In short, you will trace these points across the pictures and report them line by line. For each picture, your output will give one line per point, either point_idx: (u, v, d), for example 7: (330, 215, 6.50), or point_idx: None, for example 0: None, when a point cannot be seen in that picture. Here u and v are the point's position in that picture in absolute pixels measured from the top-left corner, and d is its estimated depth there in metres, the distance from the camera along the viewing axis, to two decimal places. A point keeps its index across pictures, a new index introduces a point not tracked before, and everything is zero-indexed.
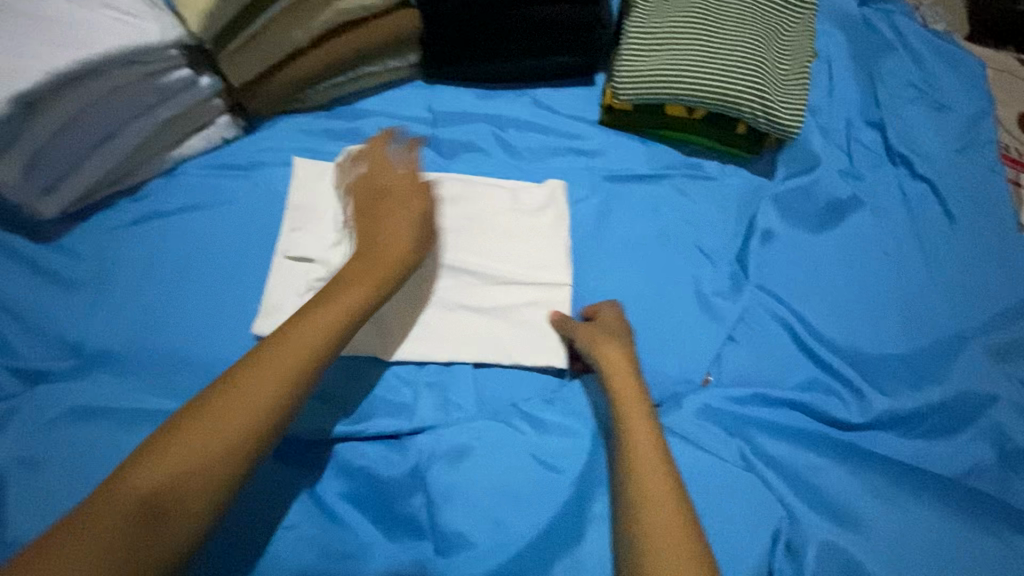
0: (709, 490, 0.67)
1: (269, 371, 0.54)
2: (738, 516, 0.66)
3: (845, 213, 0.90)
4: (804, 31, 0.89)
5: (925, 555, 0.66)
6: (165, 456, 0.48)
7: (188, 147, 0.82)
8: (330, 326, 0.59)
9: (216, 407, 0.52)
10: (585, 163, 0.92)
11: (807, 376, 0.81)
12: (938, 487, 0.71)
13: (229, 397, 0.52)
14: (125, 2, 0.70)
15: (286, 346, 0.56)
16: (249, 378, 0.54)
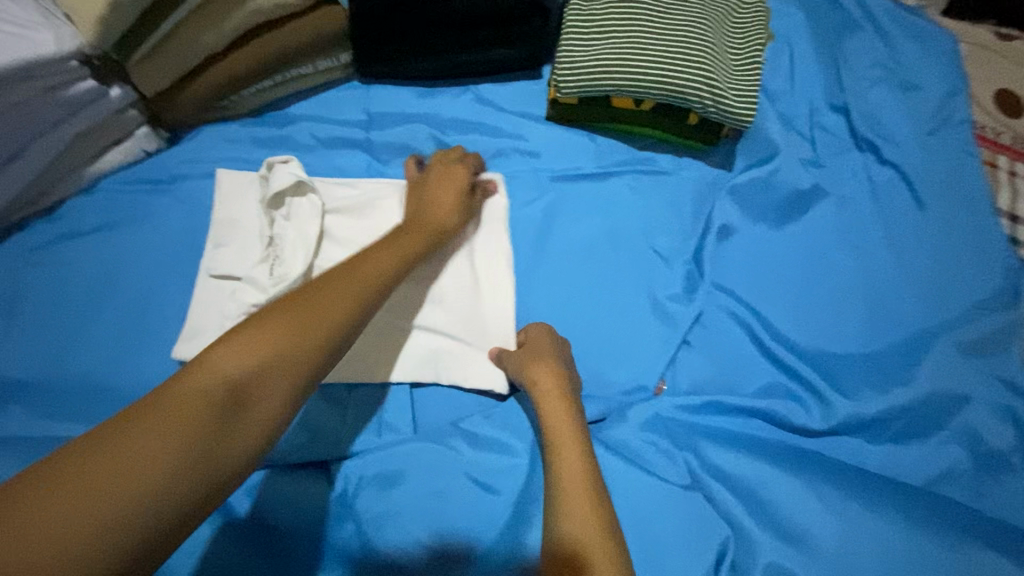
0: (651, 510, 0.63)
1: (297, 322, 0.51)
2: (683, 537, 0.62)
3: (807, 205, 0.85)
4: (756, 13, 0.84)
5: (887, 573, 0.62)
6: (189, 395, 0.45)
7: (107, 162, 0.78)
8: (359, 291, 0.57)
9: (243, 347, 0.48)
10: (530, 162, 0.87)
11: (765, 381, 0.77)
12: (901, 498, 0.66)
13: (255, 341, 0.49)
14: (19, 13, 0.65)
15: (297, 323, 0.51)
16: (240, 357, 0.48)
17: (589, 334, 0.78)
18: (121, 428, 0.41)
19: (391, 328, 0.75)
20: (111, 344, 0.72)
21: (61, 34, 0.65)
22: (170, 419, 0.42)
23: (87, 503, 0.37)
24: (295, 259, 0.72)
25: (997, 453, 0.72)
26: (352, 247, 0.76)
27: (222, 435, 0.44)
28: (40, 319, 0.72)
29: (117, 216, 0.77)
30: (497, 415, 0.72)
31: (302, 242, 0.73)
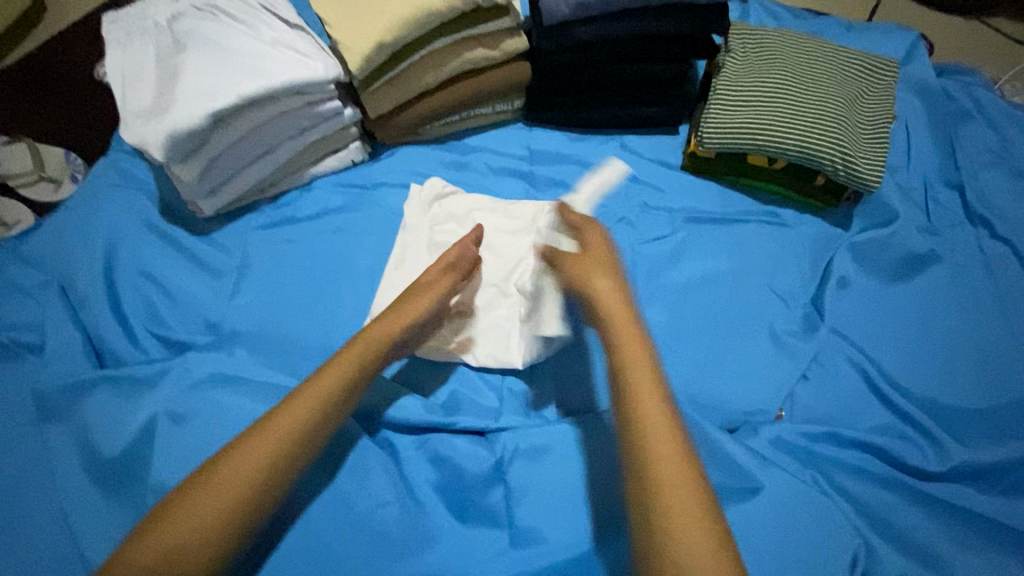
0: (786, 516, 0.68)
1: (287, 421, 0.61)
2: (815, 544, 0.67)
3: (921, 268, 0.93)
4: (886, 95, 0.95)
5: None
6: (230, 480, 0.57)
7: (323, 166, 0.95)
8: (327, 388, 0.65)
9: (266, 438, 0.60)
10: (666, 203, 0.99)
11: (881, 421, 0.82)
12: (1013, 540, 0.71)
13: (272, 431, 0.60)
14: (302, 45, 0.83)
15: (282, 428, 0.61)
16: (263, 451, 0.59)
17: (713, 356, 0.86)
18: (206, 479, 0.57)
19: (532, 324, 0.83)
20: (310, 311, 0.85)
21: (328, 62, 0.82)
22: (237, 475, 0.57)
23: (184, 528, 0.54)
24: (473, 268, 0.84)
25: None
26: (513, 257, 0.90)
27: (288, 472, 0.60)
28: (257, 283, 0.86)
29: (328, 212, 0.94)
30: None
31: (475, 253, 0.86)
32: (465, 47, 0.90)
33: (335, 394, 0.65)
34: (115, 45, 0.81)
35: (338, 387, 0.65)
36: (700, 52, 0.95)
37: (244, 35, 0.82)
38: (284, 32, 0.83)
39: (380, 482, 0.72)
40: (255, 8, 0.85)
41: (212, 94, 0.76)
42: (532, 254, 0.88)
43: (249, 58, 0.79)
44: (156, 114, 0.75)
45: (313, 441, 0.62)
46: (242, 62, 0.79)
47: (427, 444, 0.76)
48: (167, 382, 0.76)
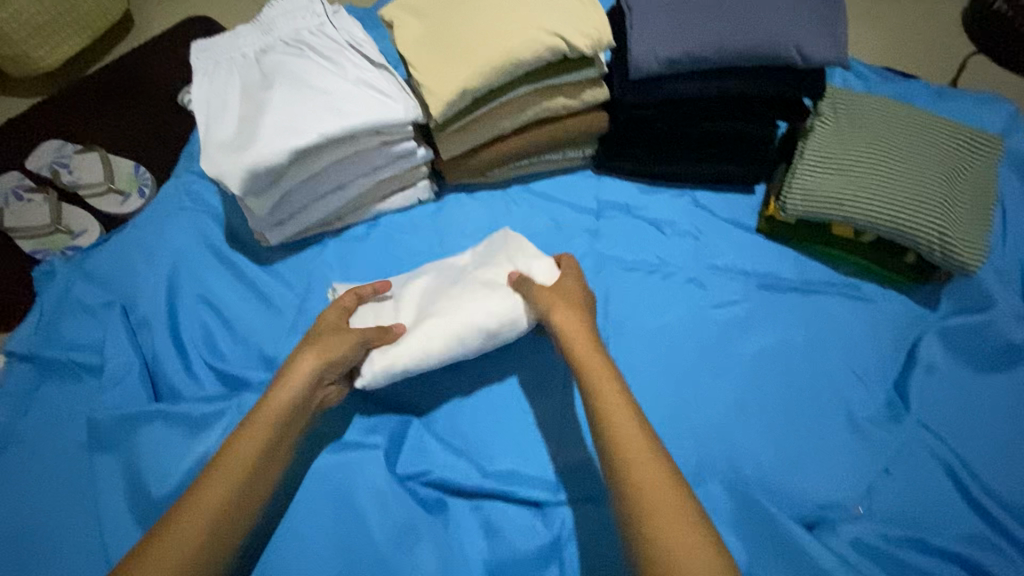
0: None
1: (222, 483, 0.59)
2: None
3: (1019, 359, 0.85)
4: (986, 173, 0.90)
5: None
6: (163, 553, 0.53)
7: (390, 203, 0.94)
8: (259, 442, 0.62)
9: (196, 502, 0.57)
10: (740, 267, 0.94)
11: (970, 528, 0.75)
12: None
13: (205, 494, 0.58)
14: (385, 85, 0.82)
15: (216, 491, 0.58)
16: (203, 515, 0.56)
17: (787, 440, 0.80)
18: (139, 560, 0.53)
19: (518, 324, 0.72)
20: None
21: (409, 105, 0.81)
22: (212, 497, 0.58)
23: None
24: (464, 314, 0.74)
25: None
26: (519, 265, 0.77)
27: (232, 534, 0.58)
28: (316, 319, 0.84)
29: (390, 252, 0.92)
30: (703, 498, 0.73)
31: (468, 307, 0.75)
32: (546, 95, 0.88)
33: (284, 414, 0.64)
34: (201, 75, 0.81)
35: (291, 400, 0.65)
36: (788, 115, 0.91)
37: (328, 73, 0.81)
38: (368, 71, 0.83)
39: (428, 548, 0.68)
40: (342, 45, 0.84)
41: (294, 130, 0.75)
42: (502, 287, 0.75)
43: (332, 97, 0.79)
44: (237, 149, 0.75)
45: (253, 496, 0.60)
46: (326, 100, 0.78)
47: (481, 510, 0.72)
48: (221, 421, 0.74)
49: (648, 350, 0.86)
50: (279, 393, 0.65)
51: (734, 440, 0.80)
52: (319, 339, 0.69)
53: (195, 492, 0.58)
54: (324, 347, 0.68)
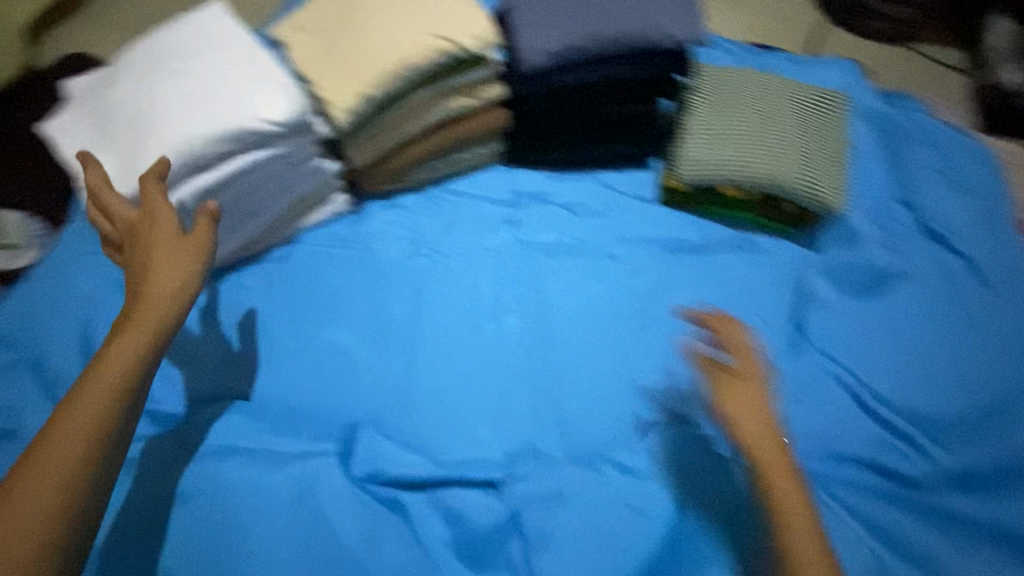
0: (801, 542, 0.67)
1: (64, 437, 0.52)
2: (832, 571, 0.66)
3: (891, 281, 0.98)
4: (837, 123, 1.04)
5: None
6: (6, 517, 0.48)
7: (309, 220, 0.94)
8: (104, 391, 0.54)
9: (42, 455, 0.51)
10: (649, 239, 1.02)
11: (873, 435, 0.84)
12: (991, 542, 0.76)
13: (47, 447, 0.51)
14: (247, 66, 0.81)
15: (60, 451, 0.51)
16: (58, 453, 0.51)
17: (710, 381, 0.87)
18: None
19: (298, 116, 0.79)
20: (303, 372, 0.83)
21: (297, 96, 0.79)
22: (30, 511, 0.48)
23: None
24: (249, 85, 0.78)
25: None
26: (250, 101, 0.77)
27: (87, 487, 0.51)
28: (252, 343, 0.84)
29: (317, 268, 0.92)
30: (642, 447, 0.81)
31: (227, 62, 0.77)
32: (444, 98, 0.92)
33: (124, 367, 0.56)
34: (59, 116, 0.79)
35: (129, 374, 0.56)
36: (667, 87, 0.98)
37: (193, 64, 0.80)
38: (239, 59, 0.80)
39: (387, 545, 0.69)
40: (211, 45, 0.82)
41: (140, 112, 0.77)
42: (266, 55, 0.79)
43: (205, 95, 0.77)
44: (122, 177, 0.74)
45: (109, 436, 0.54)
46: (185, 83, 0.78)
47: (439, 501, 0.74)
48: (156, 462, 0.71)
49: (577, 323, 0.92)
50: (117, 339, 0.57)
51: (664, 393, 0.86)
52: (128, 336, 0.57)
53: (36, 449, 0.51)
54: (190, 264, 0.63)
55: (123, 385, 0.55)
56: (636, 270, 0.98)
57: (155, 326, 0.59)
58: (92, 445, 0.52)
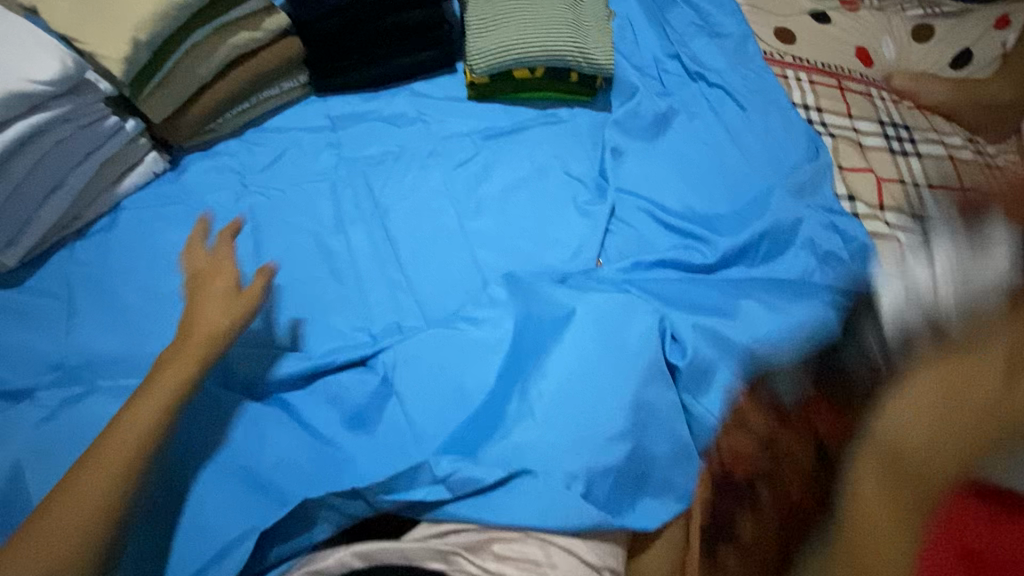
0: (609, 317, 0.80)
1: (142, 413, 0.67)
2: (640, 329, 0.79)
3: (669, 121, 1.16)
4: (597, 0, 1.20)
5: (785, 336, 0.85)
6: (88, 472, 0.62)
7: (125, 185, 0.94)
8: (169, 387, 0.69)
9: (122, 425, 0.66)
10: (466, 132, 1.11)
11: (672, 242, 1.02)
12: (772, 286, 0.94)
13: (126, 419, 0.66)
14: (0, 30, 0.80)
15: (135, 426, 0.66)
16: (133, 426, 0.65)
17: (537, 235, 1.00)
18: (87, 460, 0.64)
19: (71, 61, 0.80)
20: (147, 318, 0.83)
21: (63, 52, 0.80)
22: (103, 475, 0.62)
23: (80, 501, 0.60)
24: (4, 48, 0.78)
25: (830, 251, 1.01)
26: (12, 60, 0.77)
27: (148, 459, 0.65)
28: (93, 307, 0.84)
29: (144, 227, 0.92)
30: (489, 300, 0.85)
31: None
32: (226, 36, 0.97)
33: (184, 369, 0.71)
34: None
35: (190, 375, 0.71)
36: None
37: None
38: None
39: (264, 436, 0.73)
40: None
41: None
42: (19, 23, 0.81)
43: None
44: None
45: (166, 423, 0.67)
46: None
47: (318, 389, 0.79)
48: (17, 427, 0.72)
49: (414, 214, 1.00)
50: (184, 347, 0.73)
51: (503, 253, 0.97)
52: (185, 350, 0.72)
53: (120, 419, 0.67)
54: (221, 300, 0.77)
55: (180, 392, 0.69)
56: (459, 159, 1.07)
57: (207, 347, 0.73)
58: (160, 427, 0.67)
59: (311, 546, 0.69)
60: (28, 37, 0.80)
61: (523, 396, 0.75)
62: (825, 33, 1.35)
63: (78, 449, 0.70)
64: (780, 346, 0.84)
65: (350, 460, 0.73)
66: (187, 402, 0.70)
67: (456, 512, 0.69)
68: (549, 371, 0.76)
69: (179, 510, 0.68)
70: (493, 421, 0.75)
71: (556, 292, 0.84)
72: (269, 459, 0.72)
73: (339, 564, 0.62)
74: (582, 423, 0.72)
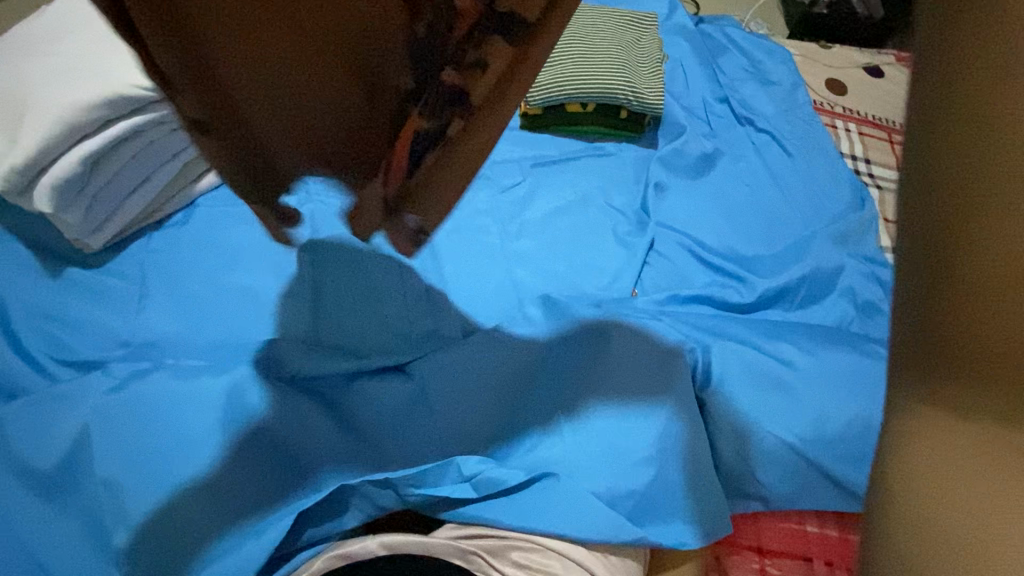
0: (636, 345, 0.83)
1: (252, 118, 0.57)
2: (669, 361, 0.82)
3: (714, 161, 1.19)
4: (653, 43, 1.25)
5: (825, 383, 0.83)
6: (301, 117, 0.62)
7: (202, 184, 1.03)
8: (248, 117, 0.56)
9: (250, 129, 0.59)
10: (515, 159, 1.17)
11: (709, 279, 1.03)
12: (816, 332, 0.92)
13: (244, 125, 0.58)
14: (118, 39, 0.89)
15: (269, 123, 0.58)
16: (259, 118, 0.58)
17: (576, 261, 1.03)
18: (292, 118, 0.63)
19: None
20: (211, 305, 0.90)
21: None
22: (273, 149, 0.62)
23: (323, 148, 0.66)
24: (120, 56, 0.87)
25: (871, 301, 1.00)
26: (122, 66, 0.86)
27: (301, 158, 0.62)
28: (162, 291, 0.91)
29: (214, 224, 1.00)
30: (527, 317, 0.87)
31: (99, 44, 0.88)
32: None
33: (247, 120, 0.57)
34: None
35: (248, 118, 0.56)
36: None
37: (61, 44, 0.89)
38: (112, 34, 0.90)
39: (304, 430, 0.77)
40: (77, 26, 0.91)
41: (17, 95, 0.85)
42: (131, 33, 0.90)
43: (77, 70, 0.85)
44: (12, 148, 0.83)
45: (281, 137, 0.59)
46: (55, 64, 0.86)
47: (355, 390, 0.81)
48: (86, 395, 0.78)
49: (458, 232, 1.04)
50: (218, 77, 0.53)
51: (543, 274, 1.00)
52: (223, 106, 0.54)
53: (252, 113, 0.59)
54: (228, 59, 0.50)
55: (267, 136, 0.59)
56: (506, 184, 1.12)
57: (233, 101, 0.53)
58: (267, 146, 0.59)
59: (340, 533, 0.72)
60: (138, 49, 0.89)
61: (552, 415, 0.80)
62: (877, 87, 1.36)
63: (137, 422, 0.76)
64: (820, 393, 0.83)
65: (386, 456, 0.78)
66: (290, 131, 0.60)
67: (480, 513, 0.72)
68: (577, 396, 0.80)
69: (222, 490, 0.72)
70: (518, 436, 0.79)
71: (597, 317, 0.87)
72: (306, 452, 0.76)
73: (366, 551, 0.66)
74: (605, 445, 0.76)
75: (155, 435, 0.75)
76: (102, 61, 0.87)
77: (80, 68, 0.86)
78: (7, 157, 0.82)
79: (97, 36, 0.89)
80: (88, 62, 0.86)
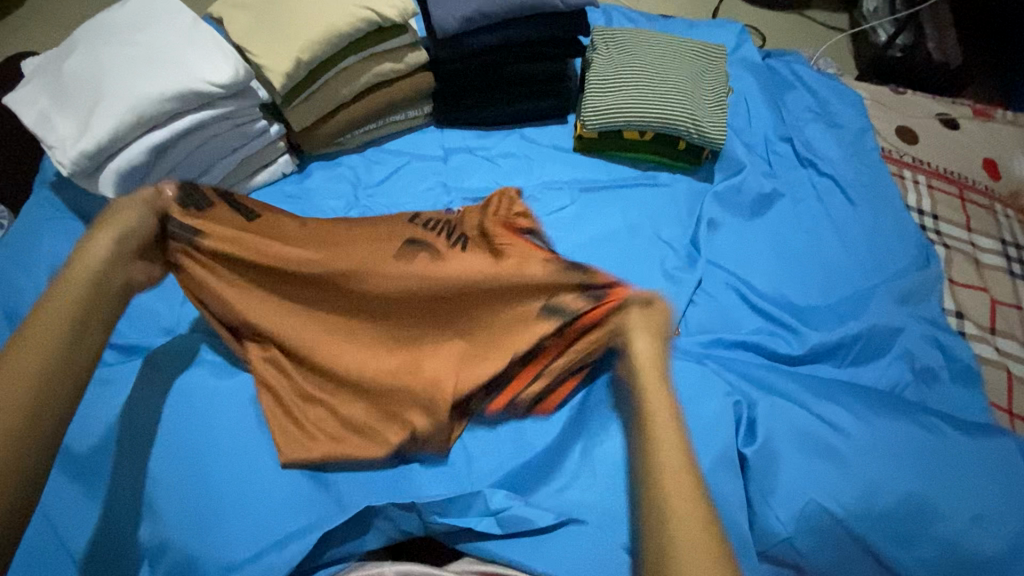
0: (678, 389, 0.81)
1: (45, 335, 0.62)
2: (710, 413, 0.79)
3: (771, 202, 1.15)
4: (719, 74, 1.22)
5: (878, 453, 0.78)
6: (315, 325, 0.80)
7: (256, 180, 1.04)
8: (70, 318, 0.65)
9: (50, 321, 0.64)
10: (567, 180, 1.14)
11: (758, 325, 0.99)
12: (869, 396, 0.87)
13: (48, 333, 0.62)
14: (195, 37, 0.92)
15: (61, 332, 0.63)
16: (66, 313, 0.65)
17: None
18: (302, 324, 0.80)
19: (242, 68, 0.90)
20: None
21: (239, 62, 0.91)
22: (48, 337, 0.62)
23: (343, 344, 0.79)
24: (196, 53, 0.90)
25: (930, 367, 0.95)
26: (194, 62, 0.89)
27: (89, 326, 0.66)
28: None
29: None
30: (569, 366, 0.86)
31: (177, 40, 0.91)
32: (371, 64, 1.07)
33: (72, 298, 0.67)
34: (19, 88, 0.90)
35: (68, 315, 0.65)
36: (558, 40, 1.15)
37: (141, 35, 0.92)
38: (189, 30, 0.93)
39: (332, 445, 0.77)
40: (154, 19, 0.94)
41: (95, 82, 0.87)
42: (207, 30, 0.93)
43: (154, 63, 0.88)
44: (82, 132, 0.84)
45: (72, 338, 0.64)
46: (136, 55, 0.89)
47: None
48: (129, 380, 0.80)
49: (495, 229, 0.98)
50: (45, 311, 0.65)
51: None
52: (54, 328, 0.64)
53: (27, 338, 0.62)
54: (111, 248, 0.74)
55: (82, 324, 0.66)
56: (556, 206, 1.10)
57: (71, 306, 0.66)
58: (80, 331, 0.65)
59: (360, 553, 0.71)
60: (212, 44, 0.91)
61: (585, 455, 0.77)
62: (950, 139, 1.30)
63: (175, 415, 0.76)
64: (872, 464, 0.77)
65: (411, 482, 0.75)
66: (86, 323, 0.66)
67: (501, 552, 0.70)
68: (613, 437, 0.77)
69: (246, 496, 0.72)
70: (545, 472, 0.77)
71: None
72: (336, 455, 0.75)
73: None
74: None
75: (195, 432, 0.75)
76: (178, 55, 0.89)
77: (156, 59, 0.88)
78: (77, 141, 0.84)
79: (172, 32, 0.92)
80: (165, 56, 0.89)
